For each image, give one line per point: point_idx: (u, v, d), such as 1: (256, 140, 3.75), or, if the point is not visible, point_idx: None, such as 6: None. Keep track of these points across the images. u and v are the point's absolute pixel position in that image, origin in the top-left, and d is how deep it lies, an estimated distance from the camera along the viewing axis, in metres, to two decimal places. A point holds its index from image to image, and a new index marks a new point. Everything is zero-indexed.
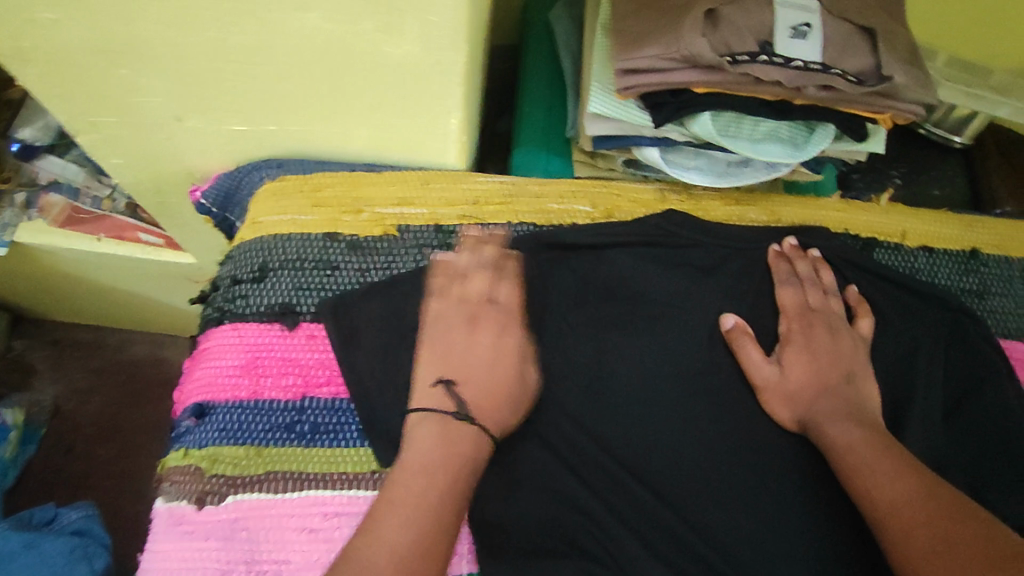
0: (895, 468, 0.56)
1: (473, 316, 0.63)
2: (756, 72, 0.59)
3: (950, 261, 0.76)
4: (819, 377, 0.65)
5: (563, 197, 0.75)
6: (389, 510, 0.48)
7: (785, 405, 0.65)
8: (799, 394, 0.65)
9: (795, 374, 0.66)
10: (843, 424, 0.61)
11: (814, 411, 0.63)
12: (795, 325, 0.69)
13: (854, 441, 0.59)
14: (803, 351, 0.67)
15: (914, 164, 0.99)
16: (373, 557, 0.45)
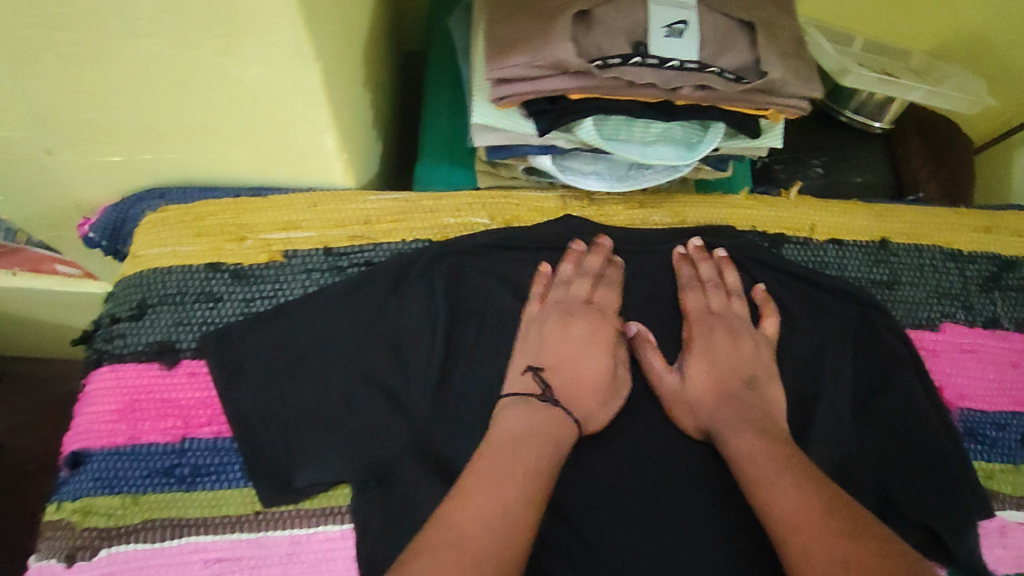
0: (794, 481, 0.53)
1: (567, 314, 0.67)
2: (627, 75, 0.56)
3: (860, 253, 0.75)
4: (721, 382, 0.64)
5: (460, 210, 0.72)
6: (480, 484, 0.51)
7: (688, 414, 0.64)
8: (699, 402, 0.64)
9: (696, 382, 0.65)
10: (743, 432, 0.59)
11: (716, 418, 0.62)
12: (698, 330, 0.68)
13: (752, 450, 0.57)
14: (703, 358, 0.66)
15: (837, 151, 0.98)
16: (464, 523, 0.47)
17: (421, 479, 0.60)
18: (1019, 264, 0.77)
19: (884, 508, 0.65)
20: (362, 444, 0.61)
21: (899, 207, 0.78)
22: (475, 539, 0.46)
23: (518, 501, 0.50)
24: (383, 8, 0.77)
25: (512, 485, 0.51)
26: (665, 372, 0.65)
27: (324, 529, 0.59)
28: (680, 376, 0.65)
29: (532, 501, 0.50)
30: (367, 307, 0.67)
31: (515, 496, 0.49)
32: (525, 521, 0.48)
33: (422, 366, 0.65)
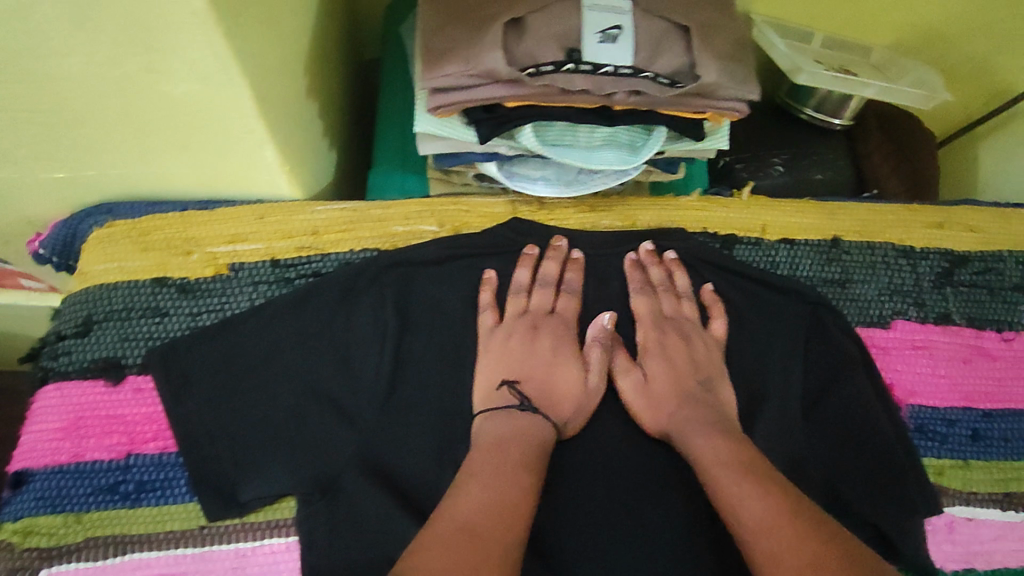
0: (758, 488, 0.52)
1: (532, 323, 0.66)
2: (559, 83, 0.56)
3: (812, 252, 0.75)
4: (680, 385, 0.64)
5: (408, 218, 0.72)
6: (456, 506, 0.51)
7: (651, 415, 0.63)
8: (655, 403, 0.64)
9: (654, 385, 0.65)
10: (702, 434, 0.59)
11: (675, 421, 0.62)
12: (649, 333, 0.68)
13: (712, 453, 0.57)
14: (660, 361, 0.66)
15: (798, 148, 0.97)
16: (441, 545, 0.46)
17: (366, 491, 0.60)
18: (971, 259, 0.77)
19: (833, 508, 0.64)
20: (308, 457, 0.61)
21: (849, 204, 0.79)
22: (453, 559, 0.45)
23: (496, 518, 0.49)
24: (332, 16, 0.77)
25: (492, 504, 0.51)
26: (627, 374, 0.65)
27: (269, 542, 0.60)
28: (640, 378, 0.65)
29: (511, 516, 0.50)
30: (314, 319, 0.66)
31: (496, 517, 0.49)
32: (504, 537, 0.48)
33: (369, 377, 0.65)
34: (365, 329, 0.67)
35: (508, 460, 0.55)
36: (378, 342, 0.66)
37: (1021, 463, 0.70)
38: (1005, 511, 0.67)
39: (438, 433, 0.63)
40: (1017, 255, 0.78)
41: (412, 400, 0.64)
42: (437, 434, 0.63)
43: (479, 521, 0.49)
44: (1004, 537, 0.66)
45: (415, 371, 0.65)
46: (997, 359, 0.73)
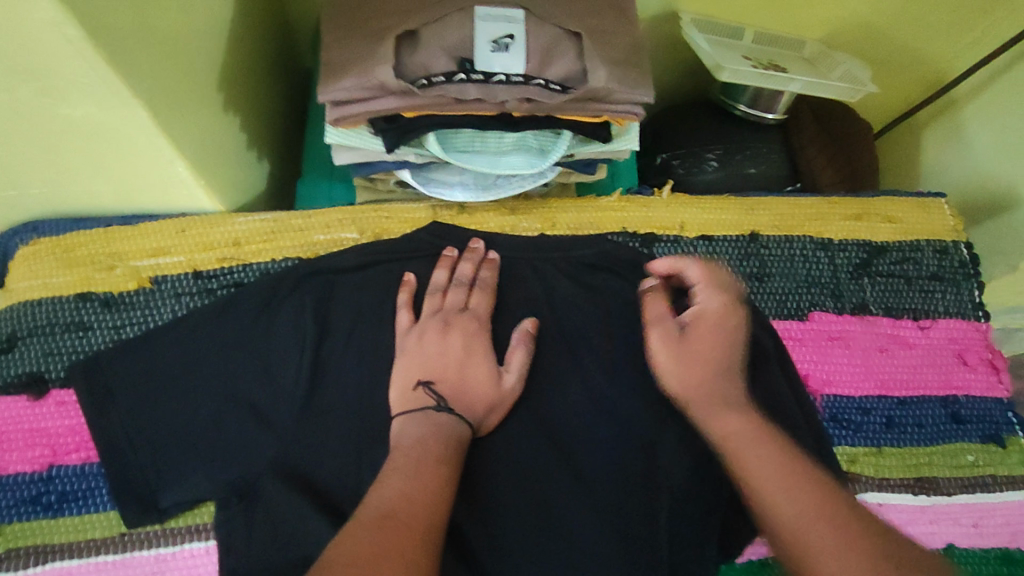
0: (794, 482, 0.50)
1: (444, 321, 0.66)
2: (450, 93, 0.57)
3: (730, 247, 0.76)
4: (710, 355, 0.61)
5: (329, 226, 0.74)
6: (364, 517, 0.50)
7: (676, 378, 0.61)
8: (685, 366, 0.61)
9: (690, 346, 0.62)
10: (732, 413, 0.57)
11: (697, 391, 0.59)
12: (711, 298, 0.65)
13: (733, 432, 0.55)
14: (698, 329, 0.63)
15: (732, 143, 0.99)
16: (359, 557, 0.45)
17: (281, 494, 0.62)
18: (889, 249, 0.78)
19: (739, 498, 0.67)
20: (226, 463, 0.63)
21: (769, 198, 0.79)
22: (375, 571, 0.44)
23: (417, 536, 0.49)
24: (261, 29, 0.78)
25: (408, 515, 0.50)
26: (657, 330, 0.65)
27: (189, 547, 0.63)
28: (670, 338, 0.63)
29: (425, 532, 0.49)
30: (234, 327, 0.68)
31: (415, 533, 0.49)
32: (419, 550, 0.48)
33: (288, 383, 0.67)
34: (285, 337, 0.68)
35: (414, 466, 0.55)
36: (298, 350, 0.68)
37: (932, 448, 0.72)
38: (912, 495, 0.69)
39: (353, 436, 0.65)
40: (934, 244, 0.79)
41: (331, 406, 0.66)
42: (353, 439, 0.65)
43: (398, 508, 0.50)
44: (913, 521, 0.68)
45: (334, 377, 0.67)
46: (913, 347, 0.75)
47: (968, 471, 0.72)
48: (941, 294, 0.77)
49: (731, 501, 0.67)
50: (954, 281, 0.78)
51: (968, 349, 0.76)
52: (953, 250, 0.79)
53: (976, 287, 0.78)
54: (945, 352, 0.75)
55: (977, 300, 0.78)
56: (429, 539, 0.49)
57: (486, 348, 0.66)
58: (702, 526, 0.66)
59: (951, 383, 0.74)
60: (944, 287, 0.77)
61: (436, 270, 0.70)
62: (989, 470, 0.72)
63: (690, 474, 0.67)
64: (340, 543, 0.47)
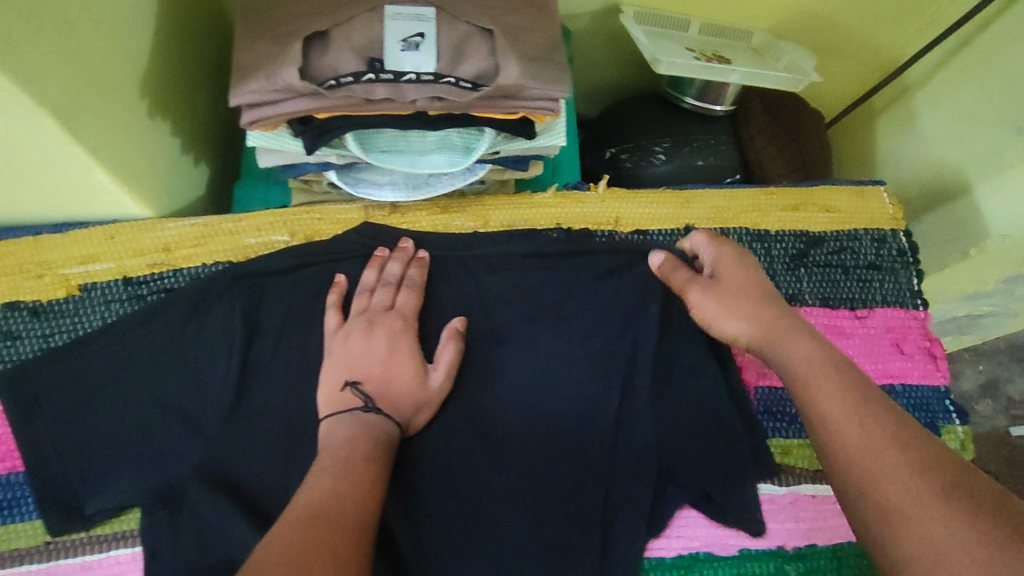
0: (862, 414, 0.52)
1: (370, 322, 0.66)
2: (359, 92, 0.57)
3: (665, 241, 0.76)
4: (751, 289, 0.65)
5: (260, 229, 0.74)
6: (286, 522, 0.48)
7: (738, 321, 0.63)
8: (739, 307, 0.64)
9: (740, 285, 0.65)
10: (798, 339, 0.60)
11: (767, 322, 0.62)
12: (726, 247, 0.69)
13: (807, 356, 0.58)
14: (730, 268, 0.67)
15: (681, 134, 0.98)
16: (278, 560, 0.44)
17: (205, 499, 0.62)
18: (826, 239, 0.78)
19: (670, 493, 0.67)
20: (153, 468, 0.64)
21: (705, 190, 0.79)
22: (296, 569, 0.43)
23: (342, 539, 0.48)
24: (194, 33, 0.78)
25: (331, 519, 0.49)
26: (694, 286, 0.66)
27: (115, 553, 0.63)
28: (708, 288, 0.66)
29: (347, 535, 0.49)
30: (165, 332, 0.68)
31: (338, 536, 0.48)
32: (342, 551, 0.47)
33: (217, 388, 0.66)
34: (214, 342, 0.68)
35: (336, 468, 0.55)
36: (226, 355, 0.67)
37: None
38: None
39: (281, 439, 0.65)
40: (872, 233, 0.78)
41: (259, 410, 0.66)
42: (281, 442, 0.65)
43: (329, 507, 0.50)
44: None
45: (262, 380, 0.67)
46: (849, 337, 0.74)
47: None
48: (879, 284, 0.77)
49: (662, 498, 0.67)
50: (892, 270, 0.77)
51: (906, 338, 0.76)
52: (892, 239, 0.79)
53: (916, 275, 0.78)
54: (882, 341, 0.75)
55: (916, 289, 0.77)
56: (353, 541, 0.49)
57: (412, 347, 0.66)
58: (632, 523, 0.66)
59: (887, 371, 0.74)
60: (882, 276, 0.77)
61: (366, 270, 0.69)
62: None
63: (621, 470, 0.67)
64: (260, 549, 0.46)
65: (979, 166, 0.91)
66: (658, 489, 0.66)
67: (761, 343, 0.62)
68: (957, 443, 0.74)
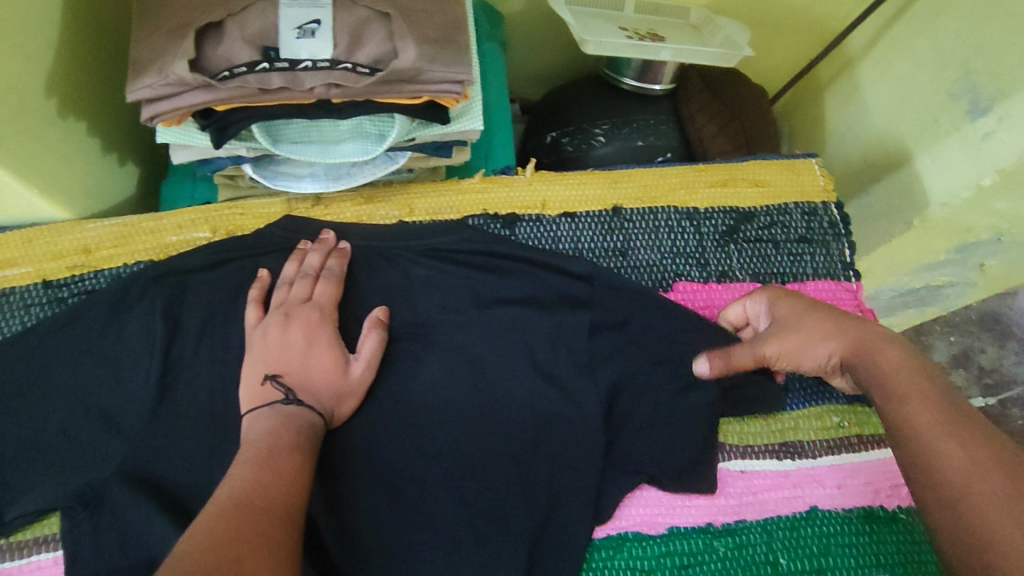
0: (938, 417, 0.49)
1: (285, 315, 0.65)
2: (252, 82, 0.56)
3: (593, 223, 0.75)
4: (813, 311, 0.62)
5: (182, 227, 0.73)
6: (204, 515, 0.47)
7: (823, 341, 0.59)
8: (811, 336, 0.60)
9: (801, 317, 0.62)
10: (887, 347, 0.56)
11: (855, 331, 0.58)
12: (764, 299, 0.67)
13: (903, 366, 0.54)
14: (784, 307, 0.64)
15: (620, 116, 0.97)
16: (190, 551, 0.43)
17: (126, 499, 0.61)
18: (757, 214, 0.77)
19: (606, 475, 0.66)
20: (73, 470, 0.63)
21: (633, 170, 0.78)
22: (204, 555, 0.42)
23: (259, 525, 0.47)
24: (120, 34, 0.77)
25: (245, 507, 0.48)
26: (763, 342, 0.63)
27: (37, 558, 0.62)
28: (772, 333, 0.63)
29: (264, 521, 0.48)
30: (84, 334, 0.67)
31: (253, 521, 0.47)
32: (262, 538, 0.46)
33: (138, 389, 0.65)
34: (133, 343, 0.67)
35: (252, 459, 0.54)
36: (144, 355, 0.66)
37: (798, 413, 0.72)
38: (773, 462, 0.69)
39: (203, 437, 0.64)
40: (803, 206, 0.78)
41: (180, 409, 0.65)
42: (202, 441, 0.64)
43: (252, 494, 0.50)
44: (776, 486, 0.69)
45: (183, 379, 0.66)
46: None
47: (834, 432, 0.72)
48: (810, 257, 0.76)
49: (601, 480, 0.65)
50: (823, 242, 0.77)
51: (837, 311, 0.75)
52: (823, 211, 0.78)
53: (847, 247, 0.77)
54: None
55: (848, 261, 0.77)
56: (270, 526, 0.48)
57: (331, 337, 0.65)
58: (568, 507, 0.64)
59: None
60: (813, 249, 0.77)
61: (286, 264, 0.69)
62: (850, 433, 0.72)
63: (553, 455, 0.66)
64: (183, 540, 0.45)
65: (917, 135, 0.89)
66: (592, 473, 0.65)
67: (853, 356, 0.58)
68: None
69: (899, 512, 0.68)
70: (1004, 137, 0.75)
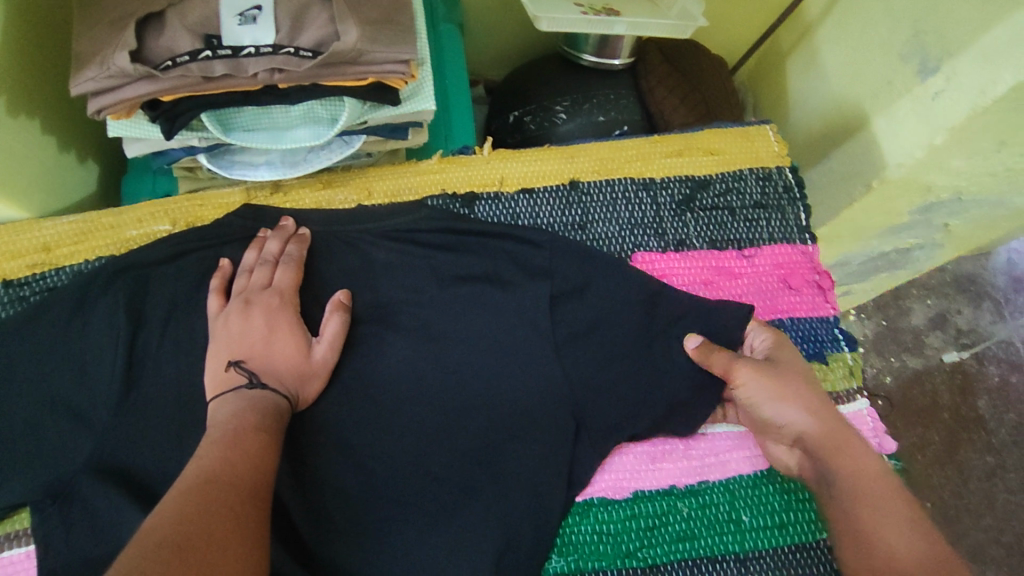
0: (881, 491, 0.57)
1: (245, 301, 0.65)
2: (194, 70, 0.57)
3: (551, 197, 0.76)
4: (799, 379, 0.63)
5: (141, 220, 0.74)
6: (171, 492, 0.49)
7: (798, 410, 0.61)
8: (789, 397, 0.62)
9: (789, 381, 0.63)
10: (857, 450, 0.59)
11: (828, 423, 0.61)
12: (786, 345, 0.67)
13: (872, 468, 0.58)
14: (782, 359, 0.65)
15: (580, 91, 0.97)
16: (156, 526, 0.45)
17: (97, 489, 0.62)
18: (712, 182, 0.78)
19: (580, 440, 0.66)
20: (44, 464, 0.63)
21: (590, 144, 0.79)
22: (176, 526, 0.45)
23: (226, 500, 0.49)
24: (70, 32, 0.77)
25: (209, 482, 0.50)
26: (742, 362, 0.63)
27: (9, 554, 0.63)
28: (764, 370, 0.63)
29: (234, 495, 0.49)
30: (49, 330, 0.67)
31: (215, 496, 0.48)
32: (226, 510, 0.47)
33: (104, 382, 0.66)
34: (98, 336, 0.67)
35: (218, 440, 0.55)
36: (109, 348, 0.67)
37: None
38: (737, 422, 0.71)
39: (171, 425, 0.65)
40: (758, 171, 0.78)
41: (148, 400, 0.65)
42: (171, 428, 0.64)
43: (221, 472, 0.51)
44: (737, 446, 0.70)
45: (149, 369, 0.66)
46: (738, 277, 0.75)
47: None
48: (766, 222, 0.77)
49: (575, 447, 0.66)
50: (779, 206, 0.77)
51: (794, 273, 0.76)
52: (777, 176, 0.79)
53: (803, 210, 0.77)
54: (770, 278, 0.75)
55: (804, 224, 0.77)
56: (235, 499, 0.49)
57: (292, 322, 0.65)
58: (542, 474, 0.65)
59: (777, 307, 0.74)
60: (768, 214, 0.77)
61: (246, 253, 0.70)
62: None
63: (523, 427, 0.66)
64: (154, 514, 0.47)
65: (873, 99, 0.90)
66: (563, 444, 0.66)
67: (807, 428, 0.61)
68: (845, 370, 0.73)
69: None
70: (950, 96, 0.76)
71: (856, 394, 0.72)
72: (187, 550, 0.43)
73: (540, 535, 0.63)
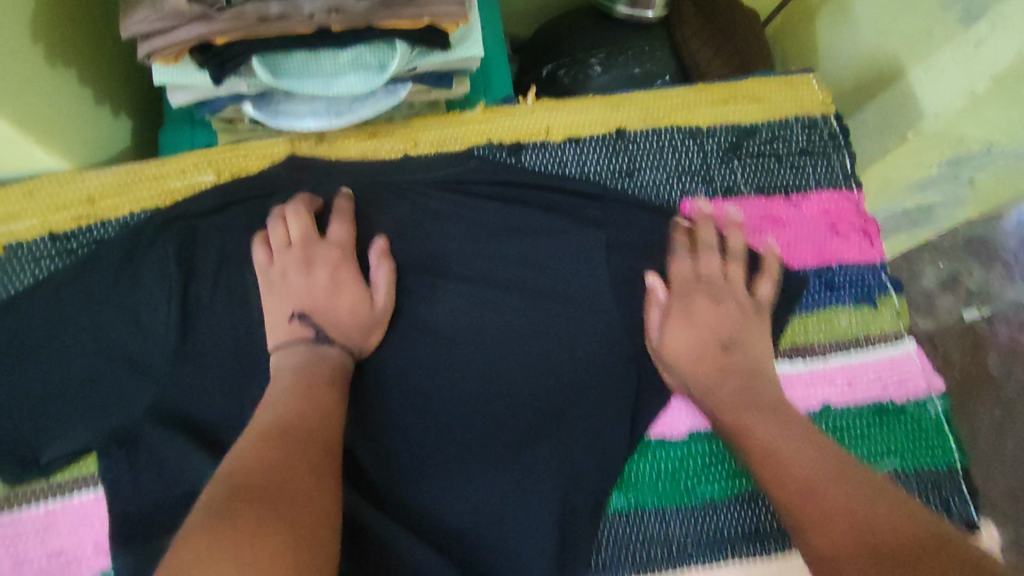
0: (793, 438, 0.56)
1: (301, 252, 0.65)
2: (249, 11, 0.56)
3: (598, 146, 0.75)
4: (706, 330, 0.66)
5: (185, 171, 0.72)
6: (239, 446, 0.50)
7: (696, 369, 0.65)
8: (686, 357, 0.65)
9: (690, 329, 0.66)
10: (753, 411, 0.60)
11: (721, 385, 0.63)
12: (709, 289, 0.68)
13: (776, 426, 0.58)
14: (688, 315, 0.67)
15: (615, 44, 0.95)
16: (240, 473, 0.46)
17: (162, 434, 0.62)
18: (758, 129, 0.77)
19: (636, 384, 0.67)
20: (106, 412, 0.63)
21: (634, 93, 0.78)
22: (256, 475, 0.46)
23: (295, 449, 0.49)
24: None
25: (281, 432, 0.50)
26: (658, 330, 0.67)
27: (78, 498, 0.63)
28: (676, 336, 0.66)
29: (304, 442, 0.50)
30: (101, 282, 0.67)
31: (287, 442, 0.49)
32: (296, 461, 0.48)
33: (159, 331, 0.66)
34: (151, 287, 0.67)
35: (288, 390, 0.55)
36: (163, 299, 0.66)
37: (809, 315, 0.72)
38: (793, 360, 0.70)
39: (232, 371, 0.65)
40: (803, 119, 0.78)
41: (207, 349, 0.65)
42: (232, 375, 0.65)
43: (291, 422, 0.51)
44: (791, 386, 0.69)
45: (203, 319, 0.66)
46: (787, 223, 0.75)
47: (843, 333, 0.71)
48: (812, 169, 0.77)
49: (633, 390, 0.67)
50: (825, 153, 0.77)
51: (841, 219, 0.75)
52: (823, 124, 0.78)
53: (848, 157, 0.77)
54: (818, 224, 0.75)
55: (850, 171, 0.77)
56: (309, 450, 0.50)
57: (350, 271, 0.66)
58: (596, 416, 0.66)
59: (826, 253, 0.74)
60: (815, 161, 0.77)
61: (291, 202, 0.68)
62: (863, 332, 0.72)
63: (575, 372, 0.67)
64: (231, 465, 0.48)
65: (910, 50, 0.89)
66: (618, 386, 0.67)
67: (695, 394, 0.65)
68: (894, 312, 0.73)
69: (907, 404, 0.70)
70: (996, 44, 0.75)
71: (905, 335, 0.72)
72: (270, 501, 0.44)
73: (599, 476, 0.64)
